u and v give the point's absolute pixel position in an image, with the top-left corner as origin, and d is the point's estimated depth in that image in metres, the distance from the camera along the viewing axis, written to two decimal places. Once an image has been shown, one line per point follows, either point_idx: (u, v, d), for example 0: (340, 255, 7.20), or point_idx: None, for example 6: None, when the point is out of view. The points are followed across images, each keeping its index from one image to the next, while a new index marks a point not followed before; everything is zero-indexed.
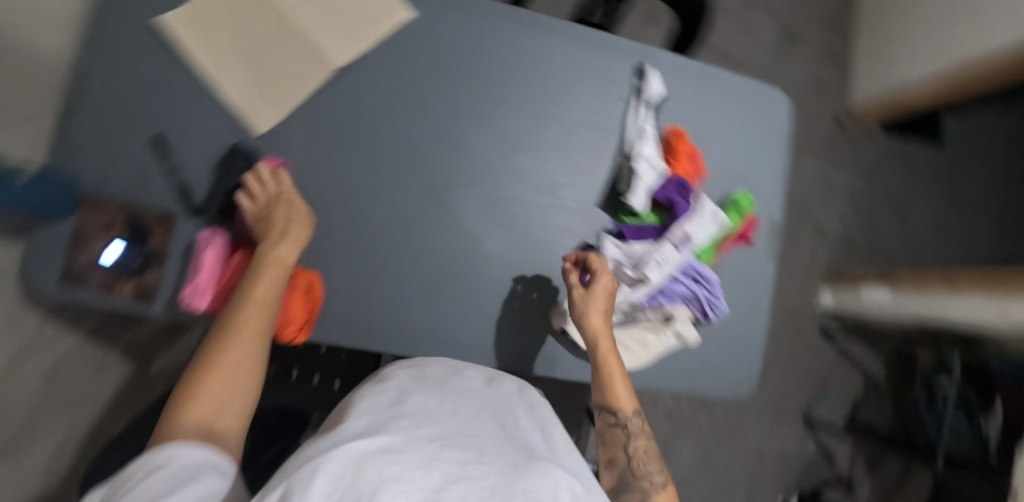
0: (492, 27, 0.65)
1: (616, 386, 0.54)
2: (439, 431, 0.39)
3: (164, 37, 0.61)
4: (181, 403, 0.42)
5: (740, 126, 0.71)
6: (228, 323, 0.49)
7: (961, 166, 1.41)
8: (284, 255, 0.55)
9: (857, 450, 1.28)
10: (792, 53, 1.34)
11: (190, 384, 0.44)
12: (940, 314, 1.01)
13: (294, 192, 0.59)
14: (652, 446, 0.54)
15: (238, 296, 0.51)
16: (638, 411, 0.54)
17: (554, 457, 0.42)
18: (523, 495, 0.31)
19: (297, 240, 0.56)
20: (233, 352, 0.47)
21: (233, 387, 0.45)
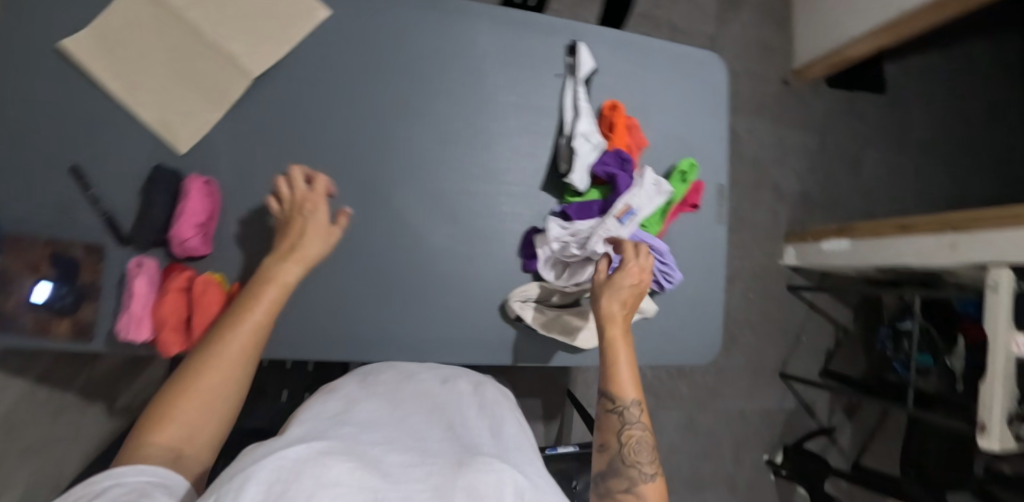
0: (415, 18, 0.63)
1: (620, 370, 0.50)
2: (384, 437, 0.37)
3: (67, 60, 0.57)
4: (149, 426, 0.38)
5: (677, 93, 0.70)
6: (214, 341, 0.43)
7: (908, 112, 1.44)
8: (287, 276, 0.49)
9: (833, 400, 1.34)
10: (734, 17, 1.34)
11: (167, 404, 0.39)
12: (902, 260, 1.04)
13: (317, 200, 0.54)
14: (651, 441, 0.48)
15: (230, 312, 0.46)
16: (639, 402, 0.49)
17: (502, 454, 0.40)
18: (464, 489, 0.29)
19: (304, 260, 0.50)
20: (217, 375, 0.42)
21: (212, 414, 0.41)
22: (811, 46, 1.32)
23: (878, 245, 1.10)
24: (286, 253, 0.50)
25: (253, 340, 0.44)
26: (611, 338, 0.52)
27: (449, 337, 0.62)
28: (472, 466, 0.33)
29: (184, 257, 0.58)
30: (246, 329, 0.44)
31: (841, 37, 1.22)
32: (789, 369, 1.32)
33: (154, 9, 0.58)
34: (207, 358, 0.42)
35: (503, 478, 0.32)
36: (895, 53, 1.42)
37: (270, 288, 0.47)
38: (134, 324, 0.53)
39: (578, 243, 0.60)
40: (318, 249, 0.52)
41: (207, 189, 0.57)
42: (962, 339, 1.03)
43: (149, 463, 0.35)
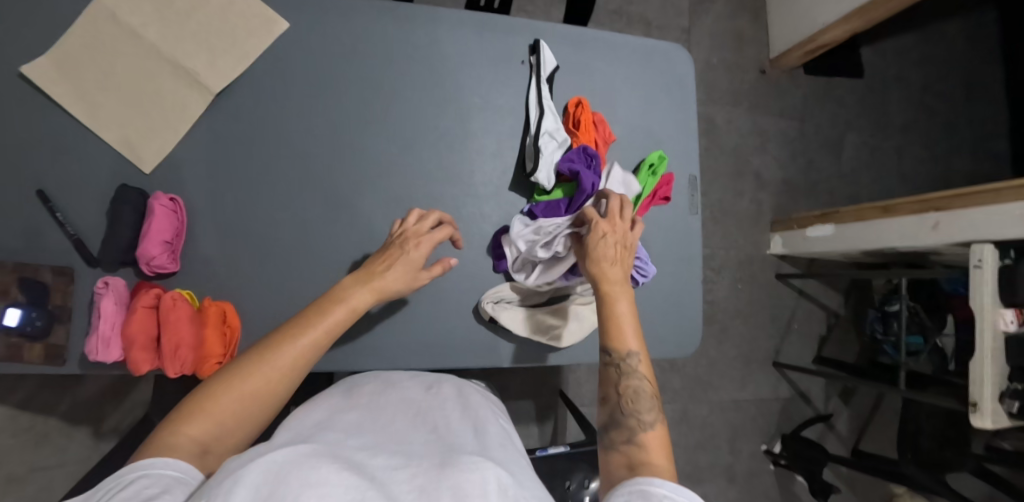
0: (375, 25, 0.63)
1: (620, 323, 0.46)
2: (368, 442, 0.35)
3: (28, 84, 0.57)
4: (178, 420, 0.35)
5: (642, 86, 0.70)
6: (269, 344, 0.41)
7: (887, 95, 1.44)
8: (360, 301, 0.47)
9: (829, 386, 1.33)
10: (706, 9, 1.34)
11: (201, 398, 0.37)
12: (884, 243, 1.04)
13: (411, 230, 0.54)
14: (654, 391, 0.45)
15: (295, 321, 0.44)
16: (640, 352, 0.45)
17: (483, 450, 0.37)
18: (450, 488, 0.28)
19: (378, 290, 0.49)
20: (259, 378, 0.39)
21: (243, 416, 0.38)
22: (787, 33, 1.32)
23: (863, 229, 1.09)
24: (367, 278, 0.49)
25: (310, 355, 0.42)
26: (604, 293, 0.48)
27: (422, 342, 0.62)
28: (455, 466, 0.31)
29: (153, 275, 0.57)
30: (306, 342, 0.42)
31: (815, 24, 1.22)
32: (782, 357, 1.31)
33: (112, 29, 0.58)
34: (261, 359, 0.40)
35: (488, 476, 0.30)
36: (870, 36, 1.42)
37: (341, 307, 0.46)
38: (103, 345, 0.53)
39: (543, 243, 0.58)
40: (397, 280, 0.51)
41: (173, 207, 0.57)
42: (951, 318, 1.06)
43: (176, 457, 0.32)
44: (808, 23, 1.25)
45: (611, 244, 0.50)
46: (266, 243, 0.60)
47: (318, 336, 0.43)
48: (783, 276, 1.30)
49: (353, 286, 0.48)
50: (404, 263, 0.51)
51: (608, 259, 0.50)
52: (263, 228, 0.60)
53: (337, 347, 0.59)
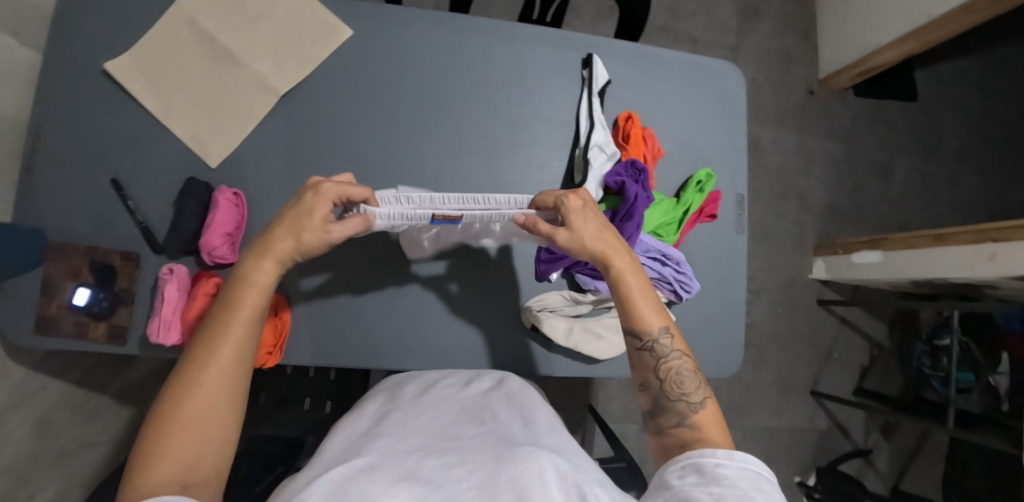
0: (432, 35, 0.65)
1: (640, 304, 0.46)
2: (419, 442, 0.37)
3: (110, 79, 0.62)
4: (136, 470, 0.33)
5: (692, 103, 0.70)
6: (189, 366, 0.38)
7: (941, 120, 1.39)
8: (263, 276, 0.43)
9: (869, 420, 1.27)
10: (753, 28, 1.34)
11: (148, 446, 0.34)
12: (935, 273, 0.99)
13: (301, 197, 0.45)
14: (692, 364, 0.46)
15: (205, 333, 0.40)
16: (669, 329, 0.46)
17: (535, 439, 0.38)
18: (510, 487, 0.29)
19: (280, 257, 0.44)
20: (196, 400, 0.36)
21: (204, 437, 0.36)
22: (838, 55, 1.30)
23: (914, 258, 1.05)
24: (262, 251, 0.43)
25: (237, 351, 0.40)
26: (619, 279, 0.47)
27: (463, 347, 0.62)
28: (512, 458, 0.32)
29: (213, 265, 0.60)
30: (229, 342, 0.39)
31: (868, 45, 1.20)
32: (821, 386, 1.26)
33: (193, 33, 0.62)
34: (190, 381, 0.37)
35: (544, 467, 0.32)
36: (925, 59, 1.38)
37: (248, 292, 0.42)
38: (164, 329, 0.56)
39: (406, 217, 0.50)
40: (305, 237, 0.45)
41: (236, 201, 0.60)
42: (1006, 355, 1.01)
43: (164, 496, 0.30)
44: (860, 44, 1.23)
45: (593, 220, 0.48)
46: None
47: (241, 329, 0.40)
48: (824, 302, 1.26)
49: (255, 266, 0.43)
50: (304, 222, 0.44)
51: (602, 236, 0.48)
52: None
53: (381, 345, 0.60)
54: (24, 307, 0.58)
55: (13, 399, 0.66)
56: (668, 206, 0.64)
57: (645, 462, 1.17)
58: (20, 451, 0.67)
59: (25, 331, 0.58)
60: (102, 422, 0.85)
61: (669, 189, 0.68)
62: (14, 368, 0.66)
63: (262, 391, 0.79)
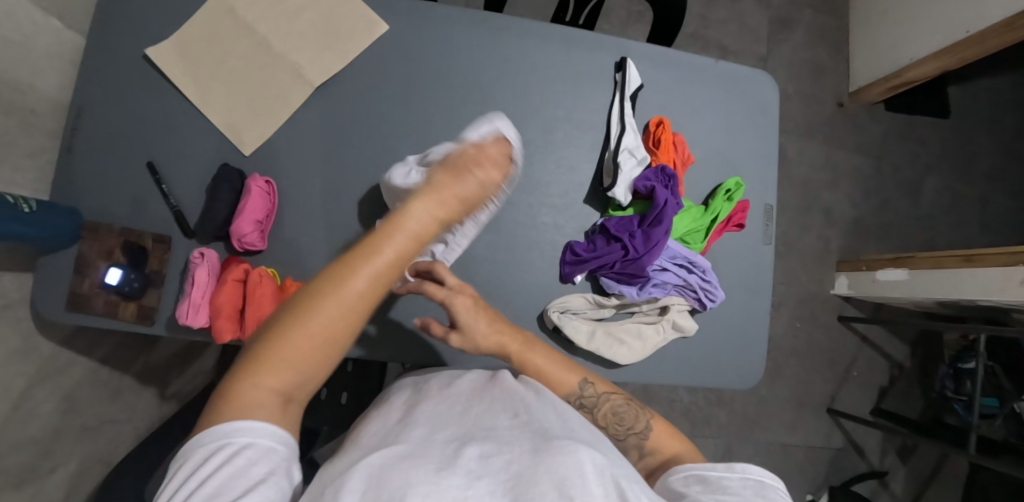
0: (466, 33, 0.66)
1: (553, 373, 0.51)
2: (455, 432, 0.37)
3: (151, 66, 0.63)
4: (259, 363, 0.35)
5: (724, 110, 0.69)
6: (341, 278, 0.38)
7: (974, 138, 1.36)
8: (435, 223, 0.43)
9: (886, 441, 1.25)
10: (784, 38, 1.32)
11: (276, 341, 0.36)
12: (962, 294, 0.97)
13: (485, 163, 0.49)
14: (619, 396, 0.52)
15: (367, 246, 0.40)
16: (587, 379, 0.52)
17: (571, 432, 0.37)
18: (548, 477, 0.29)
19: (454, 208, 0.45)
20: (334, 322, 0.37)
21: (322, 360, 0.37)
22: (870, 68, 1.28)
23: (941, 277, 1.03)
24: (444, 196, 0.45)
25: (371, 295, 0.39)
26: (526, 361, 0.51)
27: None
28: (550, 450, 0.32)
29: (242, 251, 0.61)
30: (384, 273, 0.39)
31: (901, 59, 1.19)
32: (837, 404, 1.24)
33: (233, 23, 0.63)
34: (339, 297, 0.37)
35: (582, 459, 0.32)
36: (960, 75, 1.35)
37: (417, 229, 0.42)
38: (193, 311, 0.56)
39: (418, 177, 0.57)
40: (461, 200, 0.46)
41: (268, 189, 0.61)
42: None
43: (262, 416, 0.33)
44: (894, 58, 1.21)
45: (479, 310, 0.50)
46: (345, 231, 0.63)
47: (385, 272, 0.39)
48: (844, 318, 1.24)
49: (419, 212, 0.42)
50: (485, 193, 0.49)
51: (491, 328, 0.51)
52: (346, 216, 0.63)
53: (402, 338, 0.61)
54: (58, 285, 0.59)
55: (42, 373, 0.67)
56: (695, 213, 0.63)
57: None
58: (46, 423, 0.68)
59: (59, 307, 0.59)
60: (123, 401, 0.87)
61: (697, 197, 0.67)
62: (44, 343, 0.67)
63: None
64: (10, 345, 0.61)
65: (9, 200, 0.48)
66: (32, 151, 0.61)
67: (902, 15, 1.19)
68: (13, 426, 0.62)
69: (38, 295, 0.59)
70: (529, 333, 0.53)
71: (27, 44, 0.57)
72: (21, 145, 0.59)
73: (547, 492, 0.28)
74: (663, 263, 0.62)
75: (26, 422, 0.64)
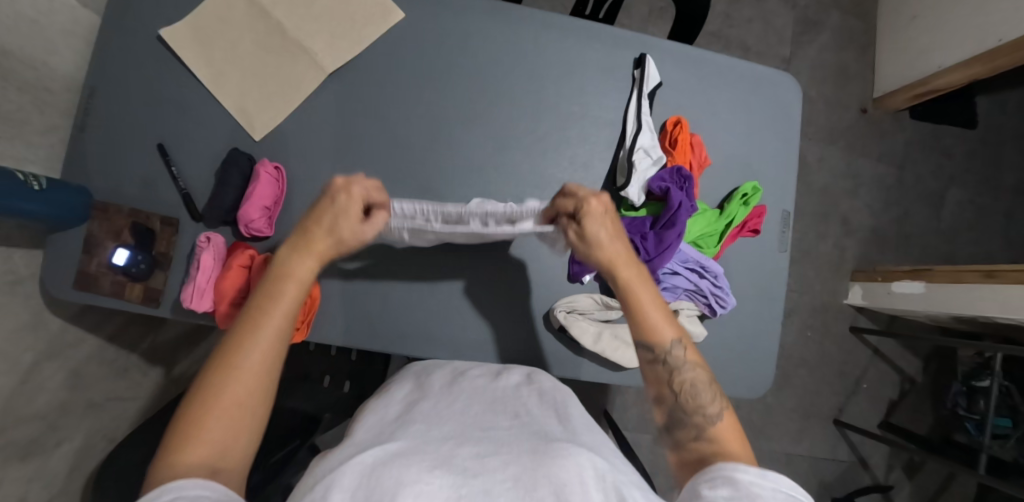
0: (482, 24, 0.64)
1: (653, 314, 0.46)
2: (451, 431, 0.36)
3: (165, 47, 0.63)
4: (172, 450, 0.33)
5: (745, 113, 0.68)
6: (230, 349, 0.38)
7: (1001, 151, 1.32)
8: (305, 270, 0.42)
9: (893, 456, 1.23)
10: (810, 40, 1.29)
11: (184, 426, 0.34)
12: (980, 310, 0.95)
13: (340, 190, 0.44)
14: (707, 375, 0.45)
15: (245, 314, 0.40)
16: (681, 340, 0.46)
17: (572, 436, 0.38)
18: (547, 482, 0.30)
19: (320, 254, 0.43)
20: (232, 389, 0.36)
21: (236, 429, 0.35)
22: (896, 74, 1.24)
23: (958, 292, 1.00)
24: (303, 242, 0.43)
25: (270, 345, 0.39)
26: (630, 291, 0.47)
27: (489, 342, 0.62)
28: (550, 454, 0.33)
29: (249, 237, 0.60)
30: (270, 329, 0.39)
31: (929, 66, 1.16)
32: (845, 416, 1.23)
33: (248, 6, 0.63)
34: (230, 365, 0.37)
35: (583, 463, 0.32)
36: (990, 85, 1.31)
37: (289, 284, 0.41)
38: (198, 295, 0.56)
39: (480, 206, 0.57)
40: (338, 238, 0.44)
41: (276, 175, 0.60)
42: None
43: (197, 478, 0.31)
44: (922, 65, 1.17)
45: (607, 225, 0.47)
46: None
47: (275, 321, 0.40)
48: (857, 329, 1.21)
49: (289, 257, 0.43)
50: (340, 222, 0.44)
51: (614, 242, 0.47)
52: None
53: (409, 333, 0.61)
54: (66, 262, 0.59)
55: (47, 350, 0.67)
56: (710, 217, 0.62)
57: (657, 474, 1.16)
58: (51, 399, 0.69)
59: (67, 286, 0.60)
60: (128, 380, 0.87)
61: (713, 200, 0.66)
62: (50, 320, 0.68)
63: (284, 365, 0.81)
64: (17, 320, 0.61)
65: (18, 177, 0.48)
66: (44, 128, 0.61)
67: (933, 21, 1.15)
68: (19, 400, 0.63)
69: (46, 273, 0.59)
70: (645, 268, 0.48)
71: (41, 20, 0.57)
72: (34, 122, 0.59)
73: (546, 497, 0.29)
74: (674, 266, 0.61)
75: (31, 397, 0.65)
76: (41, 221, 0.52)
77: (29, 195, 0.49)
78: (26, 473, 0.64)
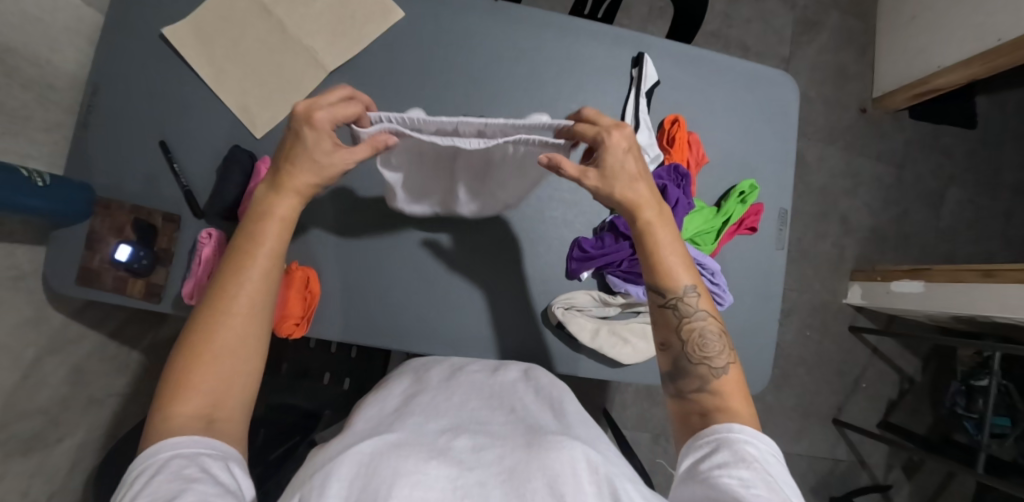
0: (481, 23, 0.65)
1: (669, 257, 0.44)
2: (448, 424, 0.37)
3: (168, 45, 0.63)
4: (166, 399, 0.34)
5: (743, 111, 0.68)
6: (218, 298, 0.37)
7: (1001, 151, 1.32)
8: (285, 209, 0.41)
9: (892, 456, 1.23)
10: (809, 40, 1.29)
11: (177, 375, 0.35)
12: (978, 310, 0.95)
13: (313, 115, 0.40)
14: (717, 325, 0.44)
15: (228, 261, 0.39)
16: (697, 287, 0.44)
17: (567, 430, 0.38)
18: (541, 473, 0.30)
19: (300, 191, 0.41)
20: (219, 337, 0.36)
21: (227, 376, 0.36)
22: (896, 74, 1.24)
23: (957, 292, 1.00)
24: (280, 180, 0.41)
25: (256, 292, 0.38)
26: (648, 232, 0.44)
27: (487, 338, 0.62)
28: (544, 447, 0.33)
29: None
30: (254, 276, 0.38)
31: (928, 66, 1.16)
32: (844, 416, 1.22)
33: (250, 5, 0.63)
34: (220, 314, 0.37)
35: (577, 456, 0.32)
36: (990, 85, 1.31)
37: (270, 224, 0.40)
38: (199, 291, 0.57)
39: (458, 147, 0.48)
40: (317, 170, 0.41)
41: None
42: None
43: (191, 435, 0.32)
44: (921, 65, 1.17)
45: (632, 159, 0.43)
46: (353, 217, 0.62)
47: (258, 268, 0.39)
48: (856, 329, 1.21)
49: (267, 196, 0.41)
50: (317, 155, 0.40)
51: (636, 178, 0.43)
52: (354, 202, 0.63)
53: (407, 328, 0.61)
54: (68, 258, 0.60)
55: (49, 345, 0.68)
56: (707, 214, 0.62)
57: (656, 472, 1.16)
58: (53, 394, 0.69)
59: (70, 281, 0.60)
60: (129, 376, 0.88)
61: (711, 198, 0.66)
62: (52, 316, 0.68)
63: (284, 362, 0.80)
64: (19, 315, 0.62)
65: (22, 173, 0.49)
66: (47, 125, 0.62)
67: (932, 21, 1.15)
68: (21, 395, 0.63)
69: (48, 268, 0.60)
70: (668, 207, 0.45)
71: (46, 19, 0.58)
72: (38, 119, 0.60)
73: (539, 490, 0.29)
74: None
75: (32, 392, 0.65)
76: (45, 217, 0.53)
77: (33, 191, 0.49)
78: (27, 467, 0.65)
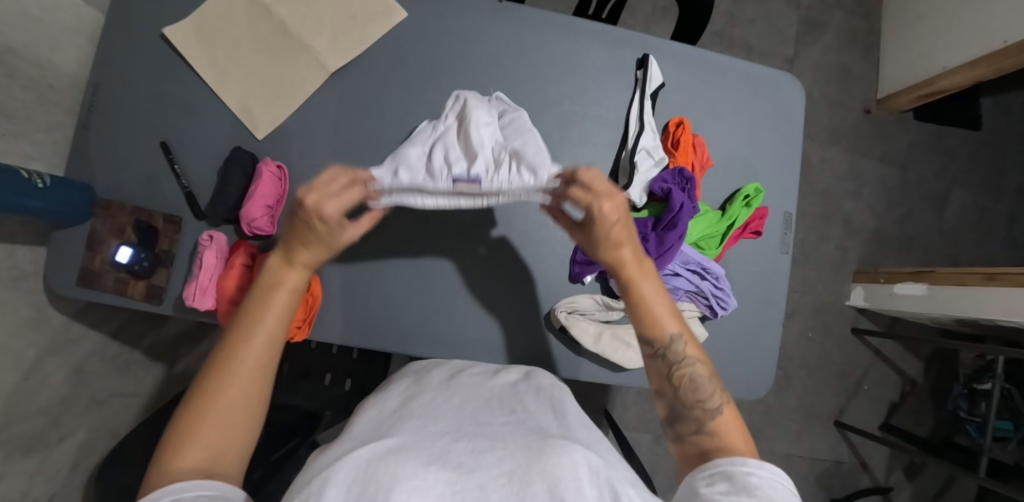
0: (485, 23, 0.64)
1: (656, 309, 0.45)
2: (447, 427, 0.37)
3: (168, 45, 0.63)
4: (166, 455, 0.32)
5: (748, 113, 0.67)
6: (228, 353, 0.37)
7: (1005, 153, 1.32)
8: (293, 279, 0.42)
9: (894, 458, 1.23)
10: (813, 40, 1.28)
11: (179, 429, 0.34)
12: (981, 313, 0.94)
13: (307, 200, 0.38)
14: (707, 370, 0.44)
15: (240, 319, 0.39)
16: (684, 335, 0.45)
17: (568, 433, 0.38)
18: (541, 478, 0.30)
19: (308, 261, 0.42)
20: (229, 392, 0.36)
21: (230, 430, 0.35)
22: (900, 75, 1.24)
23: (960, 295, 0.99)
24: (289, 250, 0.42)
25: (266, 350, 0.39)
26: (632, 290, 0.46)
27: (490, 342, 0.62)
28: (545, 450, 0.33)
29: (251, 236, 0.61)
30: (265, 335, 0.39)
31: (934, 66, 1.15)
32: (846, 418, 1.22)
33: (251, 5, 0.63)
34: (228, 369, 0.37)
35: (578, 460, 0.32)
36: (995, 86, 1.30)
37: (281, 289, 0.41)
38: (201, 294, 0.56)
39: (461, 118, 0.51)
40: (322, 247, 0.42)
41: (279, 174, 0.60)
42: None
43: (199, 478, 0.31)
44: (926, 66, 1.17)
45: (621, 227, 0.44)
46: None
47: (270, 327, 0.39)
48: (858, 331, 1.21)
49: (277, 264, 0.42)
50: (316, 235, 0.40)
51: (622, 241, 0.45)
52: None
53: (409, 330, 0.61)
54: (69, 259, 0.60)
55: (49, 346, 0.68)
56: (711, 218, 0.62)
57: (657, 474, 1.16)
58: (53, 394, 0.69)
59: (71, 283, 0.60)
60: (130, 377, 0.88)
61: (715, 201, 0.66)
62: (52, 317, 0.68)
63: (285, 363, 0.80)
64: (20, 316, 0.61)
65: (22, 175, 0.48)
66: (48, 126, 0.61)
67: (938, 21, 1.15)
68: (21, 396, 0.63)
69: (48, 269, 0.59)
70: (652, 264, 0.47)
71: (46, 19, 0.57)
72: (38, 120, 0.59)
73: (540, 494, 0.29)
74: (675, 267, 0.61)
75: (33, 393, 0.65)
76: (49, 218, 0.52)
77: (32, 192, 0.49)
78: (28, 467, 0.65)
